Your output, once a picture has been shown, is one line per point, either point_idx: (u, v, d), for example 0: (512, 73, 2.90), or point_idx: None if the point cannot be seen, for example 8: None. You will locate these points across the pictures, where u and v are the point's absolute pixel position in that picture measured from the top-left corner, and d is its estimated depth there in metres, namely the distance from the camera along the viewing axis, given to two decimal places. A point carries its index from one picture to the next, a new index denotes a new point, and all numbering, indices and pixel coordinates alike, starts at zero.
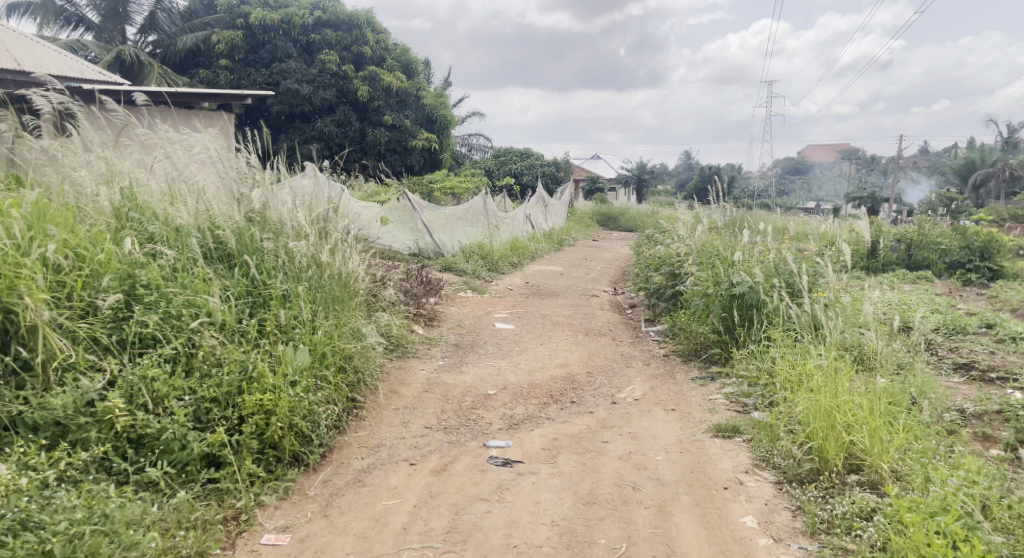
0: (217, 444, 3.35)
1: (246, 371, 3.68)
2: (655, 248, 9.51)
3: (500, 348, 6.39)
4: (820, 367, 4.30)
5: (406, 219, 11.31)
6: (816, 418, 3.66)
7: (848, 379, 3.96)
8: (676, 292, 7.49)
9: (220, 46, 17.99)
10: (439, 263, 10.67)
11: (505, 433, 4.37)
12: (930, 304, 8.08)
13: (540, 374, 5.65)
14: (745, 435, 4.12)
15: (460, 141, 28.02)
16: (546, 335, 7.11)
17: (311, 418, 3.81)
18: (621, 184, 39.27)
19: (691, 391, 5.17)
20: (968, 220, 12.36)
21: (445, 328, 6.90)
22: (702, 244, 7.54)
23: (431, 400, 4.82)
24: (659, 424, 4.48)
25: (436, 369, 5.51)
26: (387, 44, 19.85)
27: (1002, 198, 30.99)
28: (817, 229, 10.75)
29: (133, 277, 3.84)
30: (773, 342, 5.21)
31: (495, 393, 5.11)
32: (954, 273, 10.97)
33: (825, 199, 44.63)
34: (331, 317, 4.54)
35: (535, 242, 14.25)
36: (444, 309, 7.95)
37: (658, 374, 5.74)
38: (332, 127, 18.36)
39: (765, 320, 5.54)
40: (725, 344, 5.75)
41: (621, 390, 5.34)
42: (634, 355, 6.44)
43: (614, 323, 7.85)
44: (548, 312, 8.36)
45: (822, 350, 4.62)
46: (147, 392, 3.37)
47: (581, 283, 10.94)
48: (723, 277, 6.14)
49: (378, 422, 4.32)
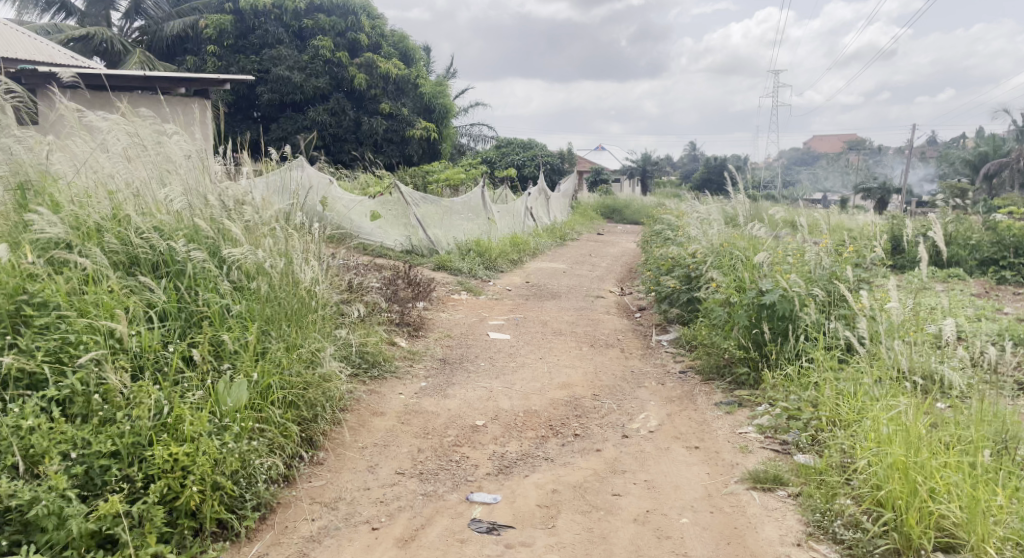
0: (110, 516, 2.56)
1: (161, 416, 2.89)
2: (665, 246, 8.71)
3: (493, 365, 5.58)
4: (883, 404, 3.52)
5: (397, 214, 10.51)
6: (891, 479, 2.90)
7: (924, 423, 3.19)
8: (692, 297, 6.65)
9: (208, 31, 17.20)
10: (432, 262, 9.85)
11: (493, 481, 3.58)
12: (973, 308, 7.24)
13: (538, 398, 4.86)
14: (790, 488, 3.35)
15: (462, 132, 27.14)
16: (546, 346, 6.30)
17: (246, 472, 3.01)
18: (625, 176, 38.40)
19: (716, 422, 4.38)
20: (1000, 213, 11.48)
21: (432, 340, 6.10)
22: (720, 244, 6.72)
23: (407, 435, 4.03)
24: (681, 469, 3.69)
25: (417, 392, 4.73)
26: (383, 30, 18.98)
27: (1015, 189, 30.11)
28: (841, 224, 9.91)
29: (24, 294, 3.06)
30: (813, 363, 4.41)
31: (485, 424, 4.32)
32: (986, 271, 10.11)
33: (833, 191, 43.66)
34: (283, 339, 3.75)
35: (536, 237, 13.44)
36: (434, 316, 7.15)
37: (674, 397, 4.96)
38: (325, 116, 17.56)
39: (801, 335, 4.74)
40: (754, 363, 4.95)
41: (633, 419, 4.53)
42: (646, 371, 5.64)
43: (622, 330, 7.00)
44: (550, 318, 7.55)
45: (879, 380, 3.82)
46: (20, 448, 2.57)
47: (586, 282, 10.14)
48: (749, 283, 5.36)
49: (339, 467, 3.54)
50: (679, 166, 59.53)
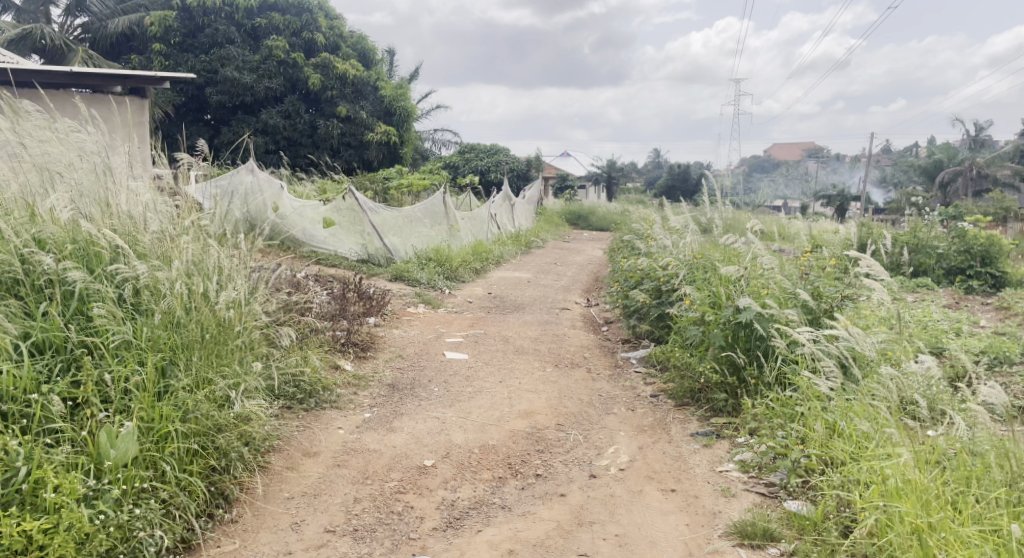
0: None
1: (16, 481, 2.39)
2: (632, 256, 8.29)
3: (448, 391, 5.04)
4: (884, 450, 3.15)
5: (352, 221, 9.98)
6: (906, 547, 2.56)
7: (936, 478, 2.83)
8: (663, 312, 6.19)
9: (154, 29, 16.39)
10: (388, 272, 9.27)
11: (438, 539, 3.09)
12: (948, 322, 6.93)
13: (496, 429, 4.36)
14: (782, 544, 2.93)
15: (426, 137, 26.53)
16: (507, 367, 5.78)
17: (127, 547, 2.47)
18: (590, 182, 38.21)
19: (693, 457, 3.93)
20: (965, 221, 11.28)
21: (382, 361, 5.56)
22: (693, 255, 6.27)
23: (343, 480, 3.50)
24: (655, 520, 3.23)
25: (358, 426, 4.18)
26: (341, 31, 18.38)
27: (968, 197, 30.56)
28: (809, 233, 9.61)
29: None
30: (796, 390, 3.98)
31: (433, 464, 3.80)
32: (953, 281, 9.87)
33: (793, 197, 44.03)
34: (191, 374, 3.21)
35: (499, 244, 12.94)
36: (386, 333, 6.57)
37: (646, 426, 4.50)
38: (279, 119, 16.92)
39: (781, 357, 4.32)
40: (732, 389, 4.50)
41: (602, 454, 4.06)
42: (614, 394, 5.17)
43: (589, 347, 6.54)
44: (512, 333, 7.06)
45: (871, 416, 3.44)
46: None
47: (551, 292, 9.67)
48: (723, 300, 4.93)
49: (257, 527, 3.00)
50: (645, 173, 59.60)
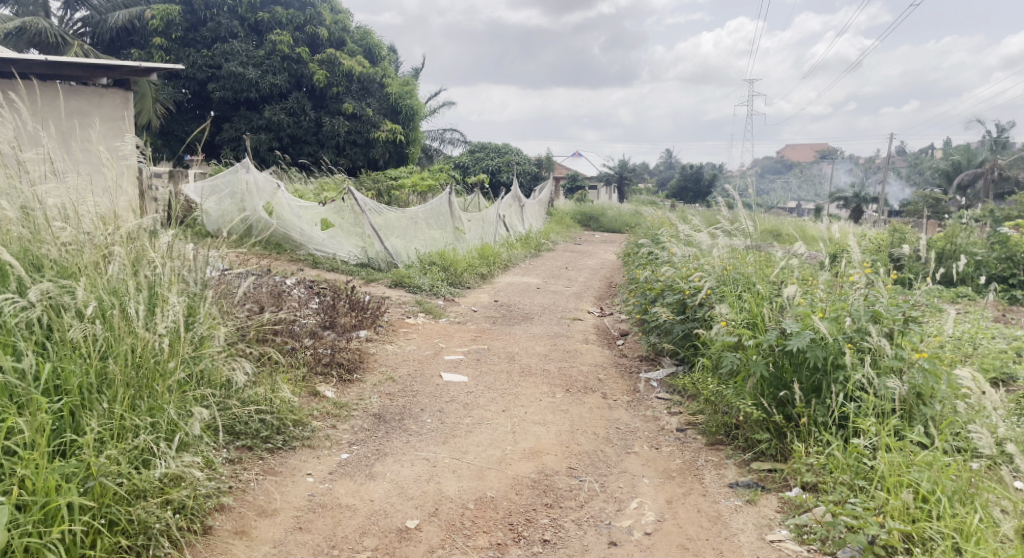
0: None
1: None
2: (650, 263, 7.57)
3: (443, 423, 4.33)
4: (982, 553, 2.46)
5: (351, 222, 9.31)
6: None
7: None
8: (689, 329, 5.47)
9: (155, 22, 15.81)
10: (388, 278, 8.58)
11: None
12: (1005, 341, 6.17)
13: (496, 474, 3.65)
14: None
15: (433, 135, 25.83)
16: (512, 393, 5.06)
17: None
18: (600, 182, 37.39)
19: (735, 519, 3.21)
20: (1004, 224, 10.48)
21: (371, 384, 4.87)
22: (723, 265, 5.54)
23: (303, 551, 2.82)
24: None
25: (330, 472, 3.48)
26: (346, 25, 17.74)
27: (991, 199, 29.50)
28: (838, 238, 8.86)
29: None
30: (864, 438, 3.26)
31: (416, 525, 3.10)
32: (996, 291, 9.08)
33: (808, 199, 43.04)
34: (106, 421, 2.57)
35: (507, 246, 12.23)
36: (378, 348, 5.88)
37: (675, 471, 3.79)
38: (281, 116, 16.31)
39: (842, 392, 3.56)
40: (776, 429, 3.78)
41: (623, 511, 3.35)
42: (636, 427, 4.46)
43: (604, 366, 5.83)
44: (519, 349, 6.34)
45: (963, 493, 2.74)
46: None
47: (561, 300, 8.96)
48: (765, 322, 4.21)
49: None
50: (656, 174, 58.58)
